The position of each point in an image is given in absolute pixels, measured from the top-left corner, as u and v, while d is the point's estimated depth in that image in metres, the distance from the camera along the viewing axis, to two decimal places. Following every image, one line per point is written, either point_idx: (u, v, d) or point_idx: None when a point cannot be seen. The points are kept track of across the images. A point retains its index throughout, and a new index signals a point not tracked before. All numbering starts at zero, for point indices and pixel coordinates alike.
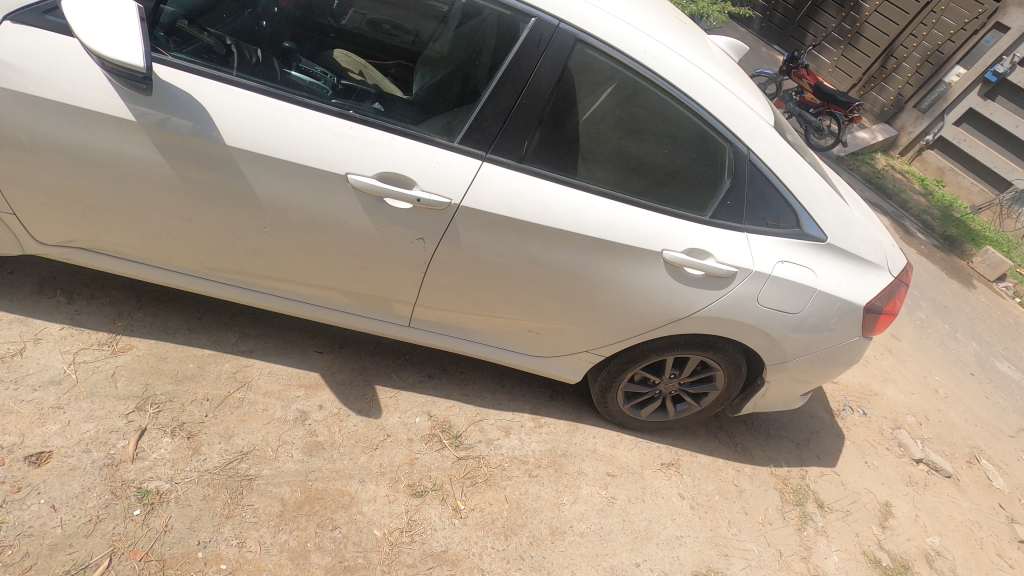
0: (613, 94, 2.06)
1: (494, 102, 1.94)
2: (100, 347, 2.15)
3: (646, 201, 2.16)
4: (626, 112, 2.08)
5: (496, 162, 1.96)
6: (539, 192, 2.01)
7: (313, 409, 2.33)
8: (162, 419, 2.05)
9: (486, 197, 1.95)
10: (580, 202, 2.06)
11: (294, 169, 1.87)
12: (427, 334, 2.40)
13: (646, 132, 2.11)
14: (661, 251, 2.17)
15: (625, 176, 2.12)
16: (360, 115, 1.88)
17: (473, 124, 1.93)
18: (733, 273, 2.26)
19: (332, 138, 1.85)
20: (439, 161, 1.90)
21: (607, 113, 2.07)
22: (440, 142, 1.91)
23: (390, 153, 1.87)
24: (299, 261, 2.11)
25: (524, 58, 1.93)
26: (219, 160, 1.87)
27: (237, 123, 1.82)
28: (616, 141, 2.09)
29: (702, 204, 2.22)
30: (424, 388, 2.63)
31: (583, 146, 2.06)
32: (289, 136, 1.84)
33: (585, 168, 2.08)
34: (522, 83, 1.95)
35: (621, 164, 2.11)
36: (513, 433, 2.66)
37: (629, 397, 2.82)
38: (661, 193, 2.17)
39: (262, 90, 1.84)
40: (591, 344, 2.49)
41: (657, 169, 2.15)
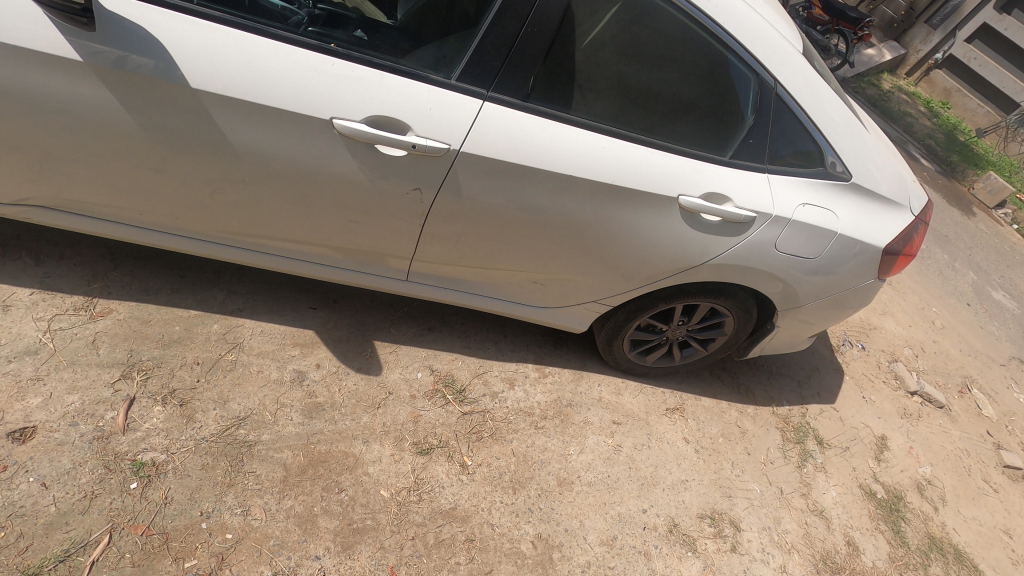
0: (627, 19, 1.82)
1: (494, 31, 1.69)
2: (77, 312, 2.01)
3: (662, 140, 1.97)
4: (643, 40, 1.84)
5: (499, 101, 1.74)
6: (548, 135, 1.81)
7: (310, 368, 2.24)
8: (151, 387, 1.95)
9: (489, 141, 1.75)
10: (592, 144, 1.87)
11: (271, 115, 1.65)
12: (427, 289, 2.25)
13: (664, 62, 1.88)
14: (677, 197, 2.00)
15: (639, 114, 1.91)
16: (342, 48, 1.62)
17: (472, 57, 1.69)
18: (752, 218, 2.11)
19: (311, 76, 1.61)
20: (435, 102, 1.67)
21: (620, 41, 1.83)
22: (436, 80, 1.68)
23: (380, 93, 1.63)
24: (286, 215, 1.93)
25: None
26: (186, 104, 1.65)
27: (201, 60, 1.58)
28: (630, 73, 1.87)
29: (722, 145, 2.04)
30: (425, 341, 2.54)
31: (595, 80, 1.84)
32: (261, 76, 1.60)
33: (595, 106, 1.86)
34: (525, 8, 1.70)
35: (636, 101, 1.90)
36: (518, 384, 2.60)
37: (635, 344, 2.74)
38: (679, 132, 1.98)
39: (226, 21, 1.58)
40: (599, 294, 2.37)
41: (675, 106, 1.94)
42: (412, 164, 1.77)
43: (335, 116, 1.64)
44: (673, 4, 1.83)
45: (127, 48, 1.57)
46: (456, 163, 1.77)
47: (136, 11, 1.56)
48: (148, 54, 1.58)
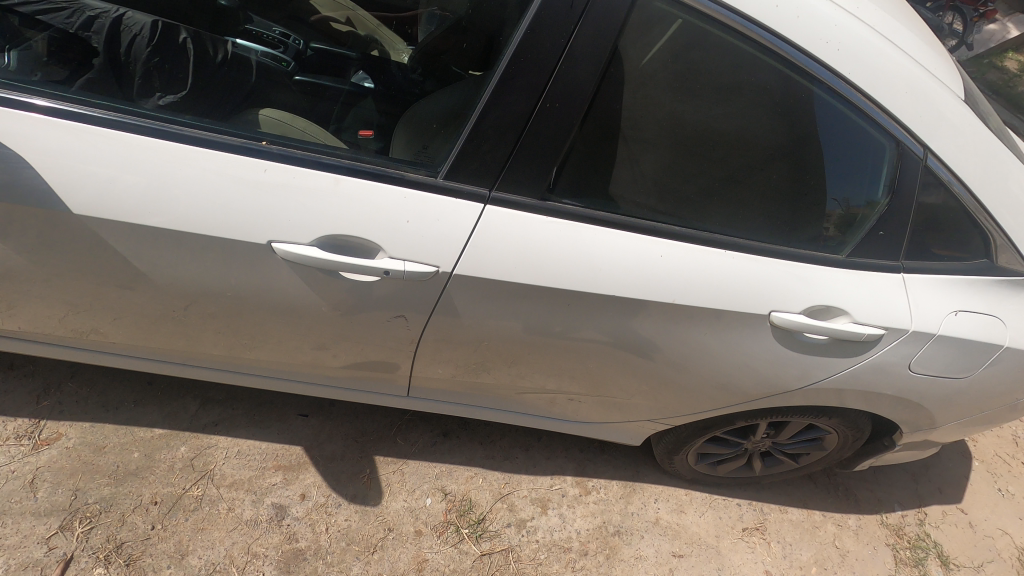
0: (683, 65, 1.20)
1: (497, 109, 1.15)
2: (19, 441, 1.70)
3: (729, 236, 1.36)
4: (703, 96, 1.22)
5: (507, 203, 1.22)
6: (580, 245, 1.27)
7: (293, 501, 1.83)
8: (94, 540, 1.60)
9: (497, 258, 1.24)
10: (645, 251, 1.31)
11: (192, 237, 1.20)
12: (433, 403, 1.80)
13: (734, 127, 1.26)
14: (769, 315, 1.42)
15: (695, 200, 1.31)
16: (283, 145, 1.16)
17: (465, 148, 1.17)
18: (877, 337, 1.49)
19: (239, 190, 1.15)
20: (414, 213, 1.18)
21: (670, 100, 1.22)
22: (416, 179, 1.18)
23: (337, 207, 1.16)
24: (248, 336, 1.52)
25: (545, 26, 1.11)
26: (84, 232, 1.22)
27: (90, 178, 1.15)
28: (682, 145, 1.26)
29: (817, 236, 1.40)
30: (438, 453, 2.08)
31: (649, 161, 1.26)
32: (176, 189, 1.16)
33: (648, 195, 1.29)
34: (543, 69, 1.14)
35: (689, 182, 1.29)
36: (552, 507, 2.09)
37: (704, 455, 2.16)
38: (753, 222, 1.35)
39: (128, 117, 1.15)
40: (655, 414, 1.82)
41: (750, 187, 1.31)
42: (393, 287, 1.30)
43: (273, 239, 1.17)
44: (751, 40, 1.20)
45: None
46: (451, 287, 1.28)
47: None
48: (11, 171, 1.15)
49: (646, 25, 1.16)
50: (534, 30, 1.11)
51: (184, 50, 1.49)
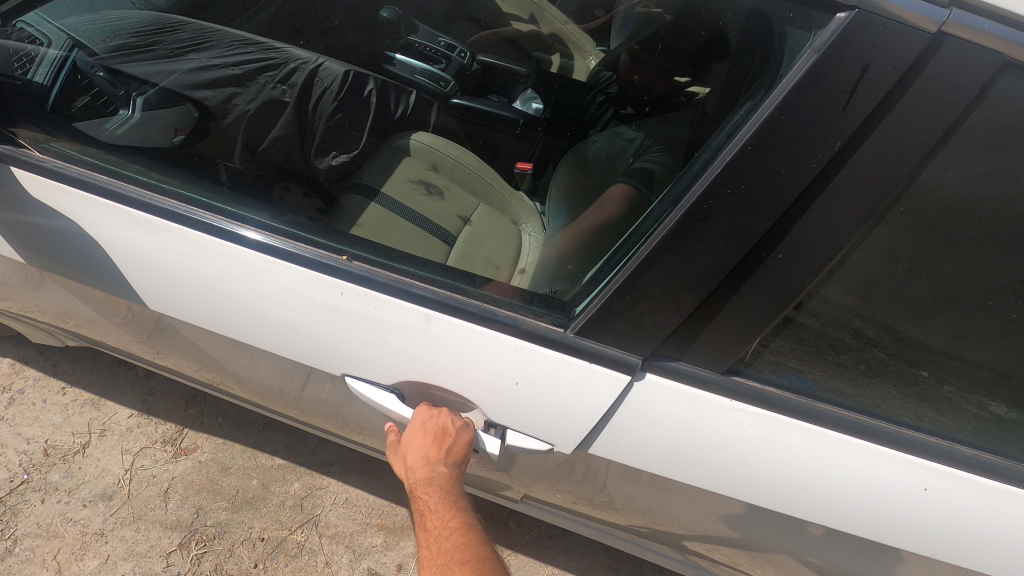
0: (967, 150, 0.66)
1: (670, 262, 0.76)
2: (164, 446, 1.80)
3: (953, 433, 0.82)
4: (976, 199, 0.69)
5: (664, 371, 0.86)
6: (778, 453, 0.85)
7: (389, 570, 1.68)
8: (203, 566, 1.62)
9: (642, 448, 0.91)
10: (894, 478, 0.83)
11: (292, 352, 1.11)
12: (549, 519, 1.40)
13: (1017, 235, 0.70)
14: None
15: (899, 342, 0.81)
16: (368, 264, 0.99)
17: (616, 308, 0.82)
18: None
19: (320, 317, 1.03)
20: (526, 376, 0.92)
21: (920, 205, 0.69)
22: (545, 330, 0.89)
23: (426, 345, 0.97)
24: (334, 420, 1.33)
25: (784, 149, 0.66)
26: (183, 311, 1.19)
27: (189, 277, 1.11)
28: (929, 240, 0.72)
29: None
30: (551, 549, 1.79)
31: (875, 257, 0.74)
32: (285, 302, 1.05)
33: (850, 300, 0.78)
34: (764, 210, 0.70)
35: (903, 322, 0.79)
36: None
37: None
38: (991, 386, 0.81)
39: (249, 227, 1.04)
40: None
41: (1015, 352, 0.78)
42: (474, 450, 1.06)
43: (359, 359, 1.05)
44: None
45: (135, 265, 1.14)
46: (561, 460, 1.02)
47: (135, 223, 1.10)
48: (124, 251, 1.14)
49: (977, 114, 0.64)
50: (762, 138, 0.67)
51: (367, 104, 1.18)
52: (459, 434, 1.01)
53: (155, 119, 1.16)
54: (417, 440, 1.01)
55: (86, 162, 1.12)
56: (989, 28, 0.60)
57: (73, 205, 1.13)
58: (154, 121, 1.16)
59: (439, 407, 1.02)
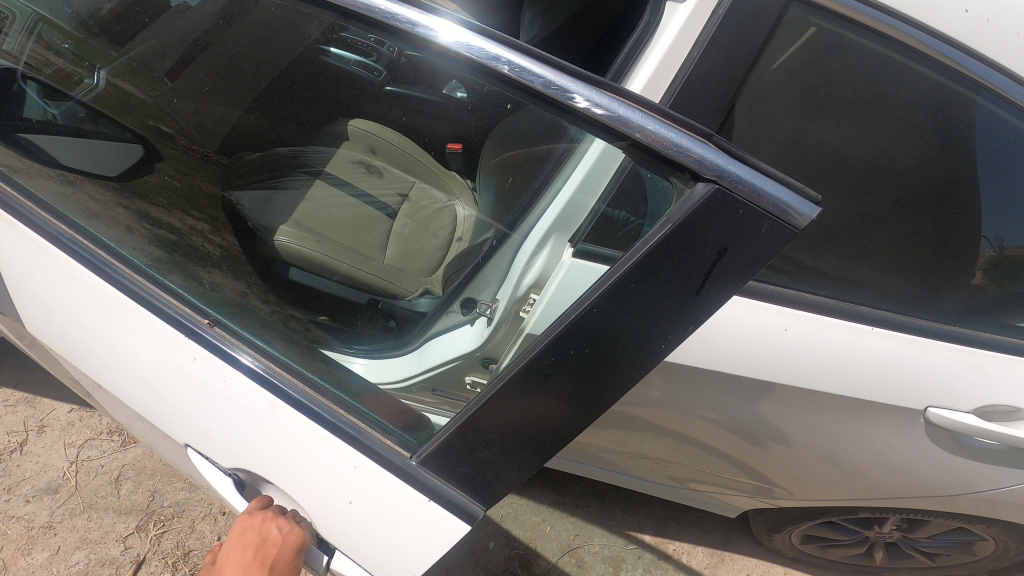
0: (793, 78, 0.99)
1: (510, 413, 0.85)
2: (111, 437, 1.79)
3: (808, 287, 1.08)
4: (796, 117, 1.01)
5: None
6: None
7: None
8: (165, 545, 1.61)
9: None
10: (765, 325, 1.06)
11: (161, 409, 1.19)
12: None
13: (864, 178, 1.02)
14: (925, 408, 1.10)
15: (794, 266, 1.08)
16: (226, 331, 1.09)
17: (459, 448, 0.91)
18: None
19: (186, 381, 1.11)
20: (361, 498, 1.02)
21: (758, 118, 1.00)
22: (392, 450, 1.00)
23: (277, 438, 1.06)
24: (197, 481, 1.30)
25: (618, 326, 0.75)
26: (71, 337, 1.25)
27: (74, 307, 1.19)
28: (809, 183, 1.03)
29: (927, 295, 1.08)
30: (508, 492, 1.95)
31: None
32: (201, 390, 1.10)
33: None
34: (591, 375, 0.80)
35: (801, 253, 1.07)
36: (626, 570, 1.87)
37: (811, 537, 1.83)
38: (847, 269, 1.07)
39: (155, 286, 1.12)
40: (755, 492, 1.59)
41: (871, 260, 1.06)
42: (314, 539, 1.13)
43: (215, 420, 1.12)
44: (891, 38, 0.95)
45: (40, 287, 1.24)
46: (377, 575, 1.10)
47: (58, 262, 1.18)
48: (30, 263, 1.23)
49: (779, 37, 0.95)
50: (617, 300, 0.74)
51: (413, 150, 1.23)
52: (284, 536, 1.07)
53: (110, 151, 1.37)
54: (240, 549, 1.06)
55: (36, 199, 1.24)
56: None
57: (17, 235, 1.23)
58: (109, 151, 1.37)
59: (259, 513, 1.11)
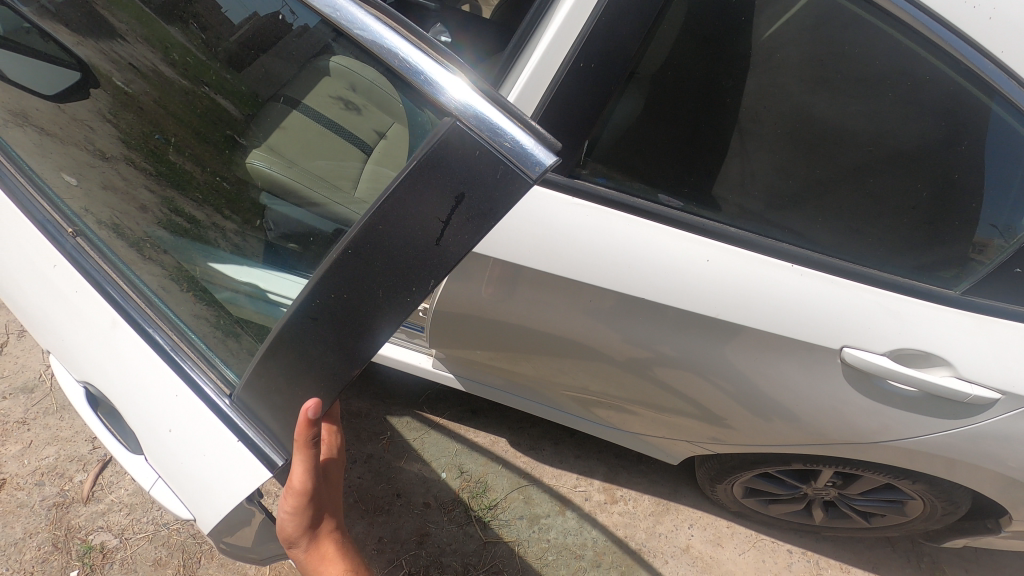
0: (794, 47, 0.99)
1: (289, 347, 0.86)
2: None
3: (735, 223, 1.11)
4: (743, 75, 1.02)
5: None
6: (606, 233, 1.10)
7: None
8: None
9: (502, 242, 1.15)
10: (686, 250, 1.10)
11: (33, 324, 1.22)
12: (471, 387, 1.78)
13: (855, 152, 1.02)
14: (840, 348, 1.15)
15: (730, 207, 1.10)
16: (81, 241, 1.14)
17: (250, 380, 0.93)
18: (990, 400, 1.14)
19: (49, 289, 1.14)
20: (178, 425, 1.00)
21: (746, 82, 1.02)
22: (213, 383, 1.00)
23: (114, 356, 1.06)
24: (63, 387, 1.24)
25: (372, 266, 0.76)
26: None
27: None
28: (795, 149, 1.04)
29: (862, 244, 1.09)
30: (464, 429, 2.01)
31: (705, 145, 1.05)
32: (76, 317, 1.11)
33: (747, 195, 1.08)
34: (353, 318, 0.80)
35: (774, 215, 1.09)
36: (571, 509, 1.92)
37: (752, 490, 1.88)
38: (782, 211, 1.09)
39: (38, 193, 1.18)
40: (696, 438, 1.62)
41: (839, 224, 1.08)
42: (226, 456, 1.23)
43: (66, 333, 1.13)
44: (876, 6, 0.96)
45: None
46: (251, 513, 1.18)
47: None
48: None
49: None
50: (376, 239, 0.75)
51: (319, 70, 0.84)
52: None
53: (43, 66, 1.10)
54: None
55: None
56: None
57: None
58: (53, 70, 1.09)
59: None
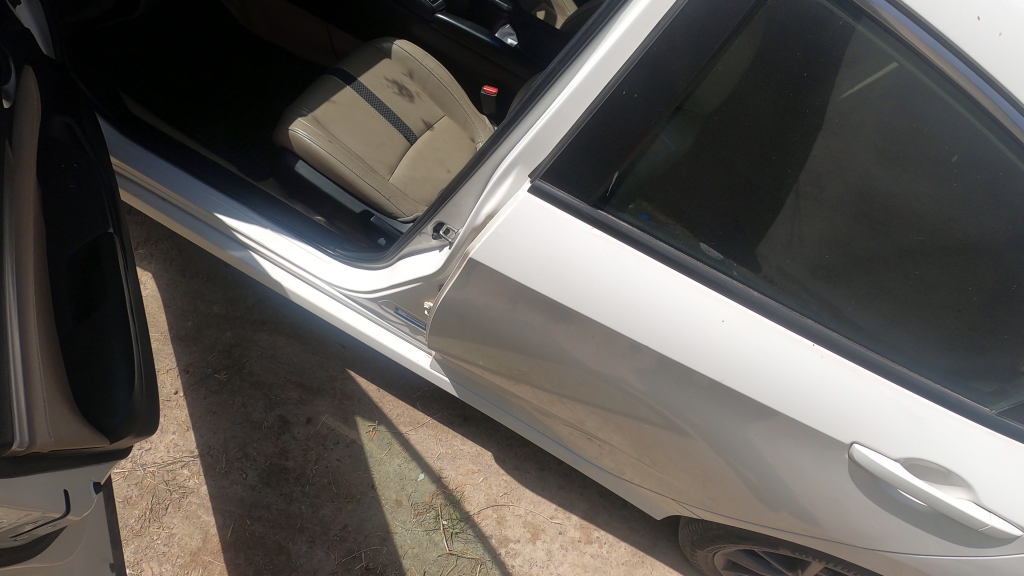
0: (874, 120, 0.88)
1: None
2: None
3: (768, 290, 1.02)
4: (810, 136, 0.91)
5: (545, 195, 1.03)
6: (619, 274, 1.04)
7: (299, 420, 1.85)
8: None
9: (517, 259, 1.07)
10: (702, 308, 1.03)
11: None
12: (467, 395, 1.75)
13: (919, 240, 0.92)
14: (850, 445, 1.05)
15: (769, 271, 1.01)
16: None
17: None
18: (1008, 536, 1.03)
19: None
20: None
21: (819, 147, 0.92)
22: None
23: None
24: None
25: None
26: None
27: None
28: (851, 221, 0.95)
29: (903, 340, 0.99)
30: (452, 433, 1.94)
31: (752, 203, 0.97)
32: None
33: (786, 263, 1.00)
34: None
35: (817, 289, 1.00)
36: (541, 539, 1.85)
37: (735, 564, 1.76)
38: (822, 288, 1.00)
39: None
40: (685, 499, 1.52)
41: (884, 313, 0.98)
42: (117, 457, 1.15)
43: None
44: (982, 108, 0.82)
45: None
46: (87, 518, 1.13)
47: None
48: None
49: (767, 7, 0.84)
50: None
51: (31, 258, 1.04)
52: None
53: None
54: None
55: None
56: None
57: None
58: None
59: None
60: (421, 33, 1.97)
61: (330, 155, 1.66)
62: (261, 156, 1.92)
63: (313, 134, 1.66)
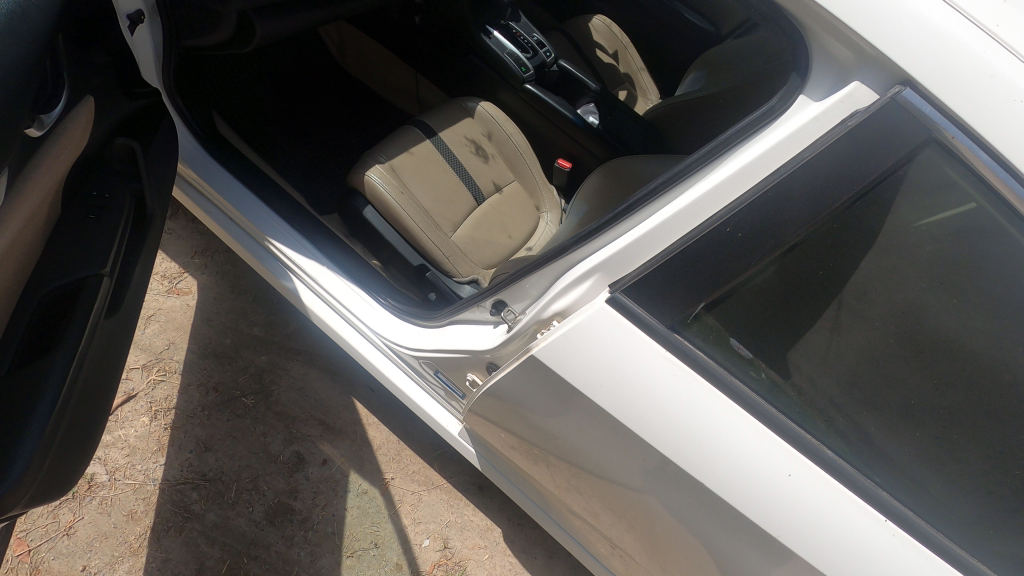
0: (960, 265, 0.88)
1: None
2: (162, 279, 1.93)
3: (843, 451, 0.95)
4: (877, 259, 0.90)
5: (621, 308, 0.98)
6: (686, 404, 0.97)
7: (315, 460, 1.80)
8: (156, 393, 1.77)
9: (578, 365, 1.02)
10: (768, 457, 0.96)
11: None
12: (490, 469, 1.69)
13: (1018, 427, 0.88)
14: None
15: (848, 429, 0.95)
16: None
17: None
18: None
19: None
20: None
21: (910, 292, 0.90)
22: None
23: None
24: None
25: None
26: None
27: None
28: (945, 396, 0.91)
29: (983, 533, 0.92)
30: (465, 501, 1.88)
31: (843, 355, 0.94)
32: None
33: (868, 425, 0.94)
34: None
35: (898, 459, 0.93)
36: None
37: None
38: (903, 459, 0.93)
39: None
40: None
41: (968, 500, 0.92)
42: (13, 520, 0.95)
43: None
44: None
45: None
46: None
47: None
48: None
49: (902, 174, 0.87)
50: None
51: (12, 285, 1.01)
52: None
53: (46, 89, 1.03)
54: None
55: None
56: (927, 108, 0.82)
57: None
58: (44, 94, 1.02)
59: None
60: (507, 98, 2.00)
61: (402, 207, 1.67)
62: (331, 191, 1.95)
63: (391, 182, 1.68)
